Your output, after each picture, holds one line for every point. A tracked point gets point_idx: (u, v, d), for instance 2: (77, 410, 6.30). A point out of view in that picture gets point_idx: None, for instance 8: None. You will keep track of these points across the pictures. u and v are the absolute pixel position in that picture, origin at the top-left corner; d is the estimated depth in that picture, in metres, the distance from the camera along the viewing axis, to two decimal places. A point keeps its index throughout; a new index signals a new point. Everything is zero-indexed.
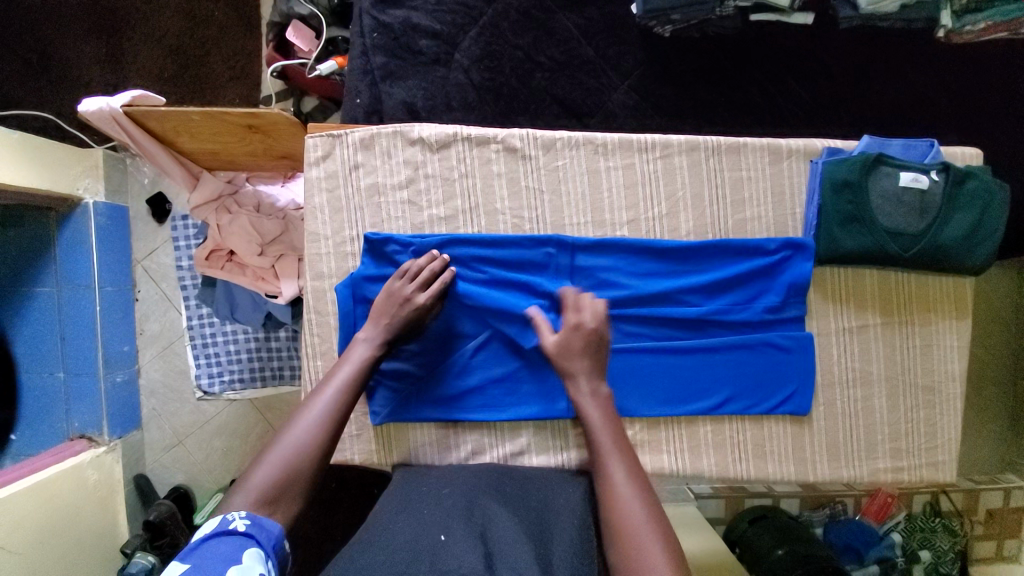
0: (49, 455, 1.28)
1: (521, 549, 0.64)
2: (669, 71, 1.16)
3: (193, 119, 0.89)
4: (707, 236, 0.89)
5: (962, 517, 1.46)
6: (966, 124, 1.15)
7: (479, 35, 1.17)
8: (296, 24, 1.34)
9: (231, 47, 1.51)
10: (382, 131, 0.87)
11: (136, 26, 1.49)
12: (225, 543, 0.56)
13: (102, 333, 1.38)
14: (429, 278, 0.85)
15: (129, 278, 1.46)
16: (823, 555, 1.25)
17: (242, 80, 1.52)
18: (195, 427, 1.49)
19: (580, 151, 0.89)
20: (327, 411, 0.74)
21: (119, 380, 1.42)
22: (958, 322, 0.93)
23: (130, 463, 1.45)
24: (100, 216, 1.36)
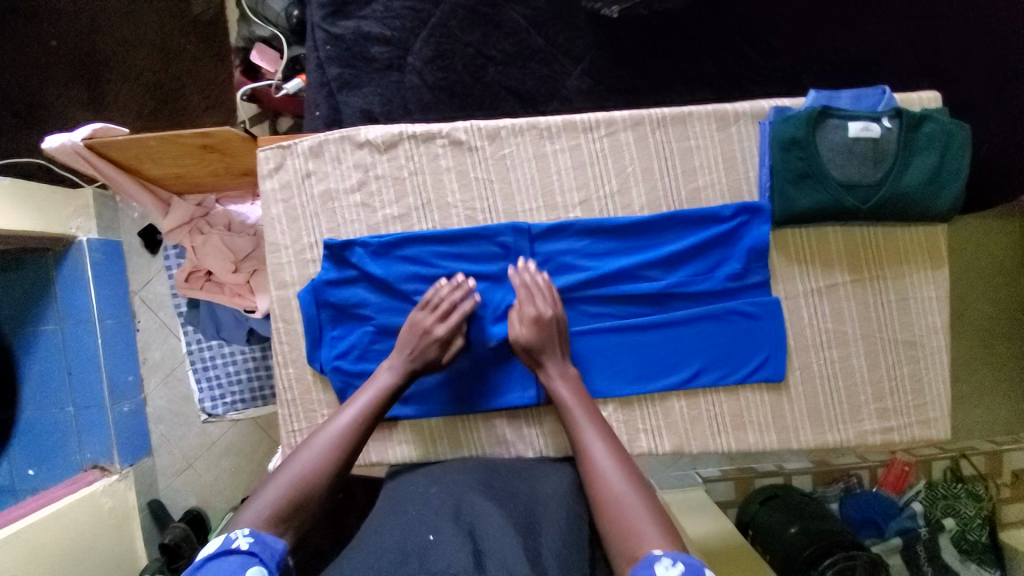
0: (63, 486, 1.32)
1: (509, 543, 0.64)
2: (621, 51, 1.17)
3: (150, 144, 0.92)
4: (661, 210, 0.89)
5: (986, 480, 1.47)
6: (928, 71, 1.13)
7: (430, 36, 1.19)
8: (260, 46, 1.40)
9: (205, 77, 1.57)
10: (329, 137, 0.89)
11: (113, 67, 1.54)
12: (228, 562, 0.57)
13: (106, 365, 1.42)
14: (451, 310, 0.85)
15: (128, 309, 1.51)
16: (838, 530, 1.26)
17: (217, 108, 1.57)
18: (203, 449, 1.53)
19: (525, 137, 0.89)
20: (347, 430, 0.77)
21: (127, 410, 1.47)
22: (935, 271, 0.89)
23: (143, 489, 1.48)
24: (95, 252, 1.42)
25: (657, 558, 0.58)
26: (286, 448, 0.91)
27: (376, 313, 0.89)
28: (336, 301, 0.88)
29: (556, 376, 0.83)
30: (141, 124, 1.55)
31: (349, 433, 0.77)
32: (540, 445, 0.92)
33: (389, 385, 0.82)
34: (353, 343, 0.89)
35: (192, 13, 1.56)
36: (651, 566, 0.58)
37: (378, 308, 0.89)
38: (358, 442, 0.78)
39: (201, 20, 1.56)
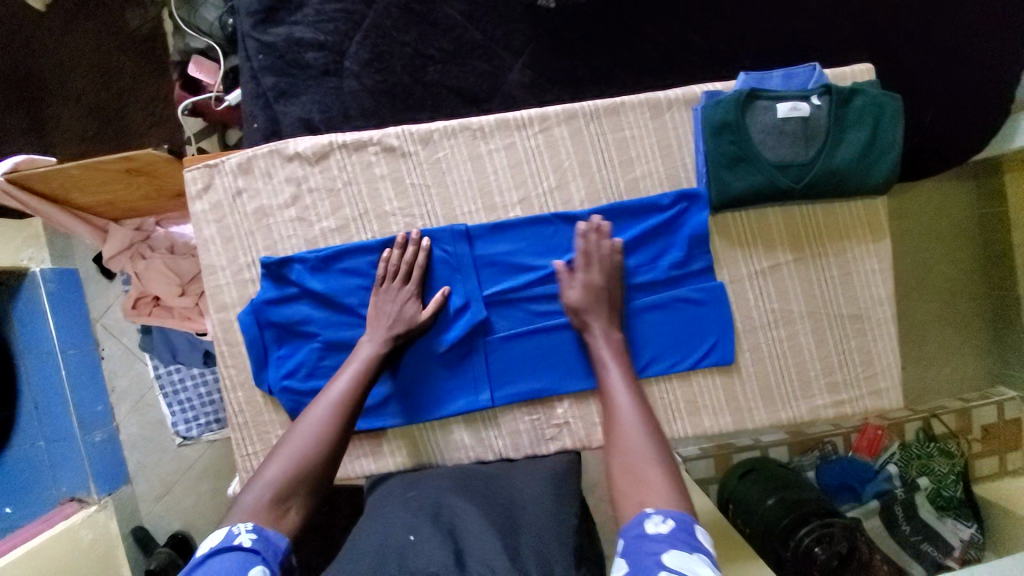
0: (39, 521, 1.28)
1: (489, 541, 0.65)
2: (560, 40, 1.15)
3: (72, 173, 0.89)
4: (601, 202, 0.88)
5: (957, 437, 1.48)
6: (864, 44, 1.13)
7: (365, 38, 1.16)
8: (197, 59, 1.35)
9: (147, 94, 1.52)
10: (257, 153, 0.87)
11: (51, 91, 1.49)
12: (228, 559, 0.58)
13: (71, 396, 1.40)
14: (411, 271, 0.85)
15: (90, 338, 1.47)
16: (814, 499, 1.29)
17: (163, 125, 1.52)
18: (181, 472, 1.50)
19: (458, 139, 0.87)
20: (338, 403, 0.77)
21: (98, 439, 1.44)
22: (876, 244, 0.90)
23: (125, 517, 1.46)
24: (50, 283, 1.38)
25: (647, 515, 0.62)
26: (243, 472, 0.90)
27: (321, 328, 0.87)
28: (279, 320, 0.86)
29: (600, 335, 0.83)
30: (87, 148, 1.50)
31: (340, 407, 0.77)
32: (500, 448, 0.90)
33: (373, 356, 0.82)
34: (301, 361, 0.87)
35: (129, 29, 1.50)
36: (641, 522, 0.62)
37: (322, 323, 0.87)
38: (351, 412, 0.78)
39: (139, 35, 1.51)
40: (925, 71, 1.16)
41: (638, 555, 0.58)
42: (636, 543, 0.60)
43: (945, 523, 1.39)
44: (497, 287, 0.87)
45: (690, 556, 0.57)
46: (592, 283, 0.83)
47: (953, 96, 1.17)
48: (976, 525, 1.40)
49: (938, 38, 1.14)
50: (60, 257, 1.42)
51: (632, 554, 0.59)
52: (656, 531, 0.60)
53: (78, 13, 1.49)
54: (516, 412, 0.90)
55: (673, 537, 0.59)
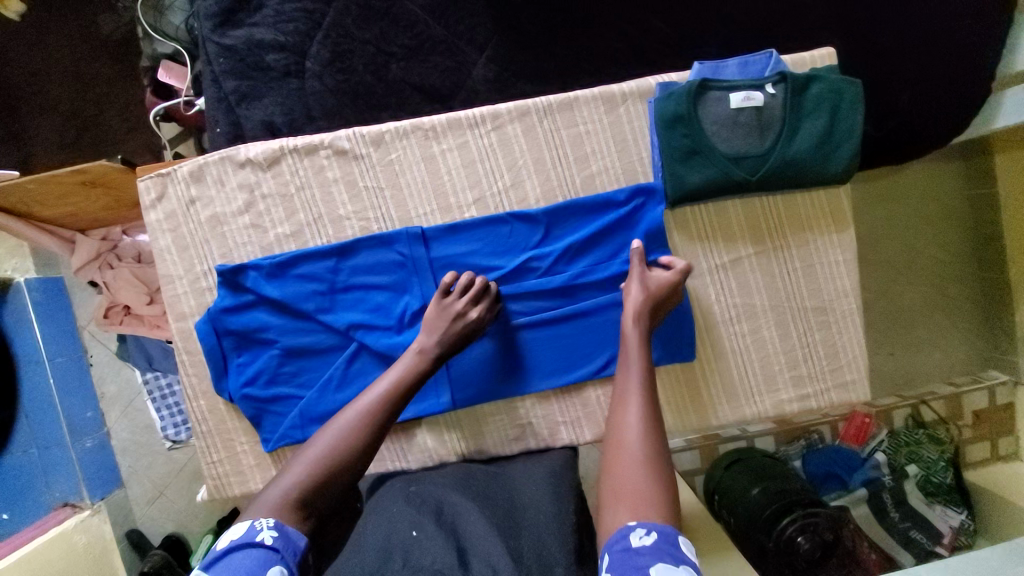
0: (31, 528, 1.26)
1: (493, 543, 0.63)
2: (523, 33, 1.11)
3: (29, 187, 0.90)
4: (556, 200, 0.87)
5: (947, 423, 1.46)
6: (836, 27, 1.10)
7: (327, 37, 1.11)
8: (167, 64, 1.30)
9: (124, 98, 1.45)
10: (208, 160, 0.86)
11: (26, 99, 1.44)
12: (249, 556, 0.56)
13: (61, 404, 1.37)
14: (471, 288, 0.83)
15: (77, 345, 1.46)
16: (798, 489, 1.24)
17: (139, 130, 1.45)
18: (172, 476, 1.50)
19: (410, 140, 0.86)
20: (372, 412, 0.73)
21: (89, 446, 1.42)
22: (839, 235, 0.88)
23: (119, 521, 1.43)
24: (35, 292, 1.36)
25: (631, 527, 0.56)
26: (210, 479, 0.90)
27: (279, 335, 0.87)
28: (236, 328, 0.86)
29: (631, 330, 0.77)
30: (65, 157, 1.45)
31: (372, 416, 0.73)
32: (463, 448, 0.90)
33: (416, 366, 0.78)
34: (260, 369, 0.87)
35: (103, 33, 1.44)
36: (624, 537, 0.56)
37: (281, 330, 0.87)
38: (385, 423, 0.73)
39: (112, 40, 1.44)
40: (902, 50, 1.11)
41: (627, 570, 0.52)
42: (622, 558, 0.54)
43: (934, 510, 1.36)
44: None
45: (677, 569, 0.52)
46: (654, 288, 0.80)
47: (933, 76, 1.11)
48: (966, 511, 1.38)
49: (914, 17, 1.10)
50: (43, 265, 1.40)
51: (619, 569, 0.53)
52: (641, 544, 0.54)
53: (50, 18, 1.43)
54: (479, 413, 0.90)
55: (658, 550, 0.54)
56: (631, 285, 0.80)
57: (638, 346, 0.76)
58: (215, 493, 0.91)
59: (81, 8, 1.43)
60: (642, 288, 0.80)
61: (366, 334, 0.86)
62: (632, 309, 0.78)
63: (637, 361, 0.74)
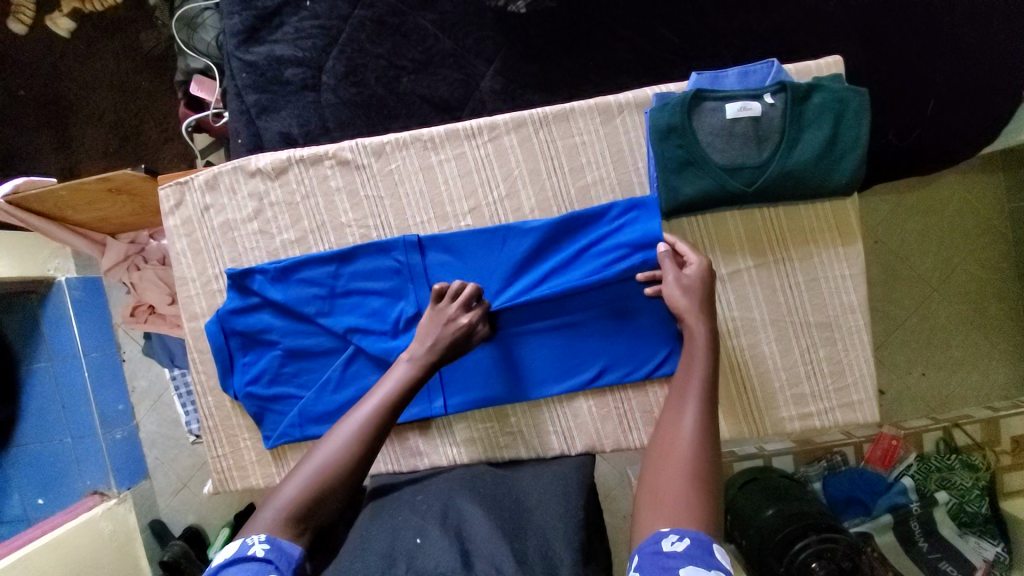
0: (63, 514, 1.34)
1: (497, 545, 0.64)
2: (529, 46, 1.09)
3: (61, 194, 0.99)
4: (551, 210, 0.88)
5: (983, 449, 1.35)
6: (860, 33, 1.04)
7: (342, 53, 1.12)
8: (198, 78, 1.35)
9: (161, 111, 1.54)
10: (222, 170, 0.91)
11: (75, 111, 1.55)
12: (242, 572, 0.55)
13: (94, 395, 1.44)
14: (468, 296, 0.81)
15: (112, 340, 1.52)
16: (815, 514, 1.16)
17: (175, 140, 1.54)
18: (195, 469, 1.54)
19: (410, 150, 0.89)
20: (365, 426, 0.70)
21: (119, 436, 1.48)
22: (845, 248, 0.85)
23: (143, 510, 1.49)
24: (75, 290, 1.43)
25: (664, 533, 0.54)
26: (215, 473, 0.94)
27: (281, 336, 0.90)
28: (242, 329, 0.90)
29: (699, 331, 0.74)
30: (108, 164, 1.55)
31: (372, 426, 0.71)
32: (455, 454, 0.91)
33: (410, 375, 0.75)
34: (263, 369, 0.91)
35: (144, 49, 1.53)
36: (657, 543, 0.54)
37: (283, 331, 0.90)
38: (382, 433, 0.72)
39: (153, 56, 1.53)
40: (929, 56, 1.05)
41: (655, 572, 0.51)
42: (651, 560, 0.52)
43: (966, 541, 1.25)
44: None
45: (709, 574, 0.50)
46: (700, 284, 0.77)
47: (962, 84, 1.05)
48: (1004, 544, 1.27)
49: (943, 21, 1.04)
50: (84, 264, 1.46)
51: (646, 568, 0.52)
52: (672, 550, 0.52)
53: (99, 36, 1.54)
54: (469, 419, 0.91)
55: (690, 556, 0.52)
56: (671, 281, 0.78)
57: (704, 347, 0.73)
58: (219, 487, 0.95)
59: (127, 26, 1.53)
60: (688, 292, 0.77)
61: (363, 337, 0.88)
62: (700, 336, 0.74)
63: (702, 367, 0.71)
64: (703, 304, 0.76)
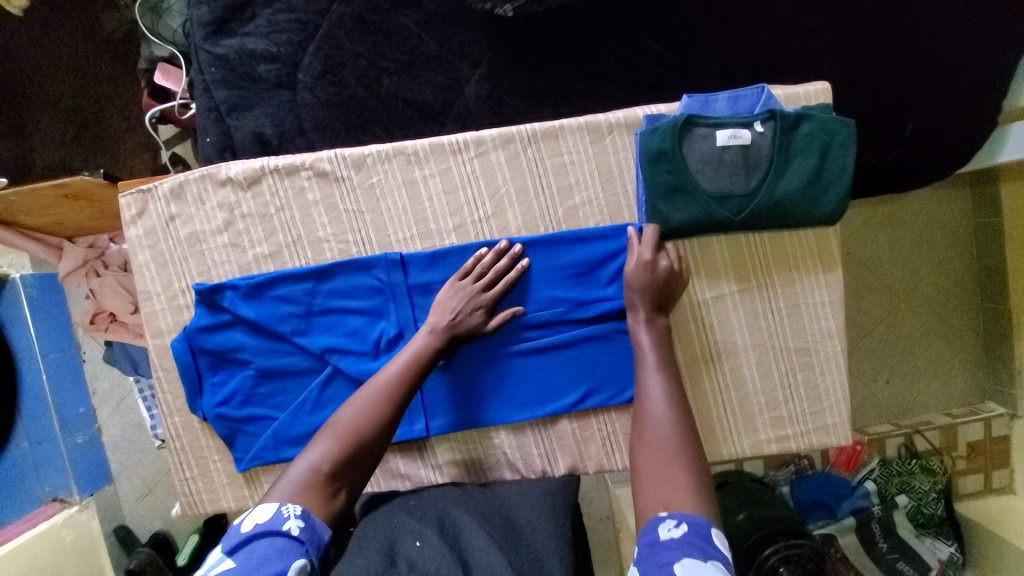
0: (20, 524, 1.25)
1: (495, 556, 0.63)
2: (516, 51, 1.06)
3: (13, 199, 0.92)
4: (538, 230, 0.86)
5: (941, 454, 1.42)
6: (846, 53, 1.05)
7: (319, 49, 1.07)
8: (164, 66, 1.26)
9: (123, 98, 1.44)
10: (188, 177, 0.85)
11: (30, 98, 1.44)
12: (273, 544, 0.56)
13: (54, 400, 1.36)
14: (484, 270, 0.83)
15: (72, 341, 1.44)
16: (783, 518, 1.18)
17: (139, 129, 1.44)
18: (161, 475, 1.48)
19: (392, 164, 0.85)
20: (390, 387, 0.74)
21: (80, 441, 1.41)
22: (827, 275, 0.86)
23: (107, 517, 1.43)
24: (30, 289, 1.33)
25: (661, 518, 0.57)
26: (182, 496, 0.90)
27: (254, 355, 0.86)
28: (212, 347, 0.86)
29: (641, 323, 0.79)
30: (65, 154, 1.44)
31: (392, 392, 0.74)
32: (436, 474, 0.90)
33: (429, 345, 0.78)
34: (235, 389, 0.87)
35: (105, 32, 1.43)
36: (654, 529, 0.56)
37: (255, 350, 0.86)
38: (403, 401, 0.75)
39: (114, 39, 1.43)
40: (911, 82, 1.06)
41: (651, 565, 0.52)
42: (649, 551, 0.54)
43: (923, 542, 1.32)
44: None
45: (704, 565, 0.51)
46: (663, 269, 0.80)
47: (938, 109, 1.07)
48: (956, 543, 1.35)
49: (926, 45, 1.05)
50: (41, 262, 1.37)
51: (645, 562, 0.53)
52: (669, 537, 0.54)
53: (55, 16, 1.43)
54: (452, 440, 0.89)
55: (687, 541, 0.54)
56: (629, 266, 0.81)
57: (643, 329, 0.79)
58: (187, 509, 0.91)
59: (85, 6, 1.43)
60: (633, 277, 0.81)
61: (342, 357, 0.85)
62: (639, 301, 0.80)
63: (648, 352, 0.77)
64: (650, 294, 0.80)
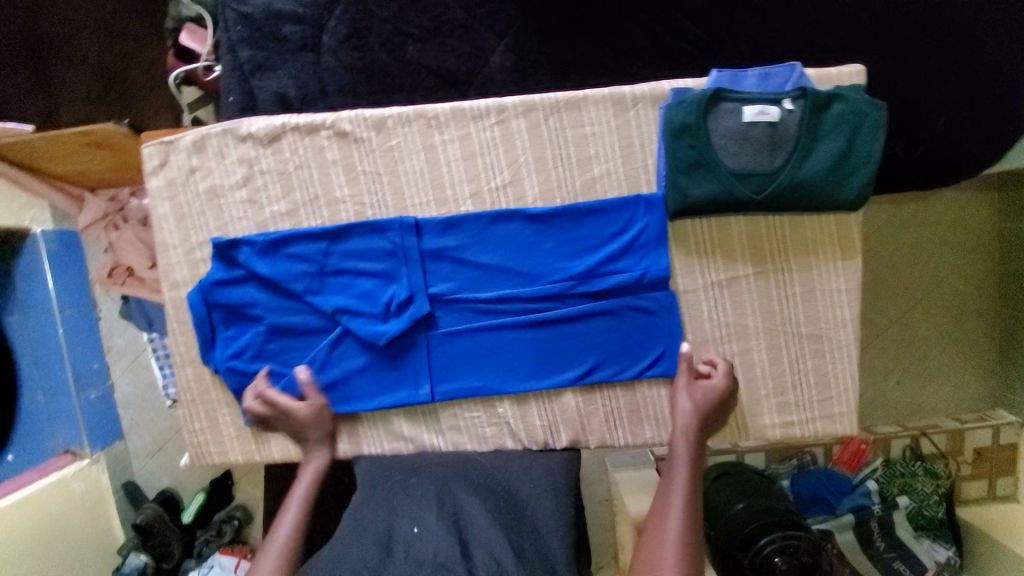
0: (33, 472, 1.29)
1: (496, 536, 0.66)
2: (543, 22, 1.04)
3: (39, 144, 0.94)
4: (554, 201, 0.85)
5: (945, 458, 1.41)
6: (883, 38, 1.01)
7: (345, 13, 1.06)
8: (190, 27, 1.27)
9: (149, 58, 1.44)
10: (210, 132, 0.86)
11: (56, 52, 1.43)
12: None
13: (69, 354, 1.39)
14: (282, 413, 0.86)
15: (89, 298, 1.45)
16: (782, 510, 1.18)
17: (164, 89, 1.45)
18: (173, 433, 1.50)
19: (412, 127, 0.85)
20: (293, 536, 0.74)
21: (93, 397, 1.43)
22: (846, 263, 0.84)
23: (117, 472, 1.46)
24: (50, 243, 1.35)
25: None
26: (192, 446, 0.93)
27: (266, 312, 0.87)
28: (226, 302, 0.87)
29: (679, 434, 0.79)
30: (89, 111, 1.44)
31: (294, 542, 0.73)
32: (438, 440, 0.91)
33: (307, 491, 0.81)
34: (246, 344, 0.88)
35: None
36: None
37: (268, 307, 0.87)
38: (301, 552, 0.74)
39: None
40: (948, 72, 1.03)
41: None
42: None
43: (921, 544, 1.32)
44: (444, 287, 0.86)
45: None
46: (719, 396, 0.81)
47: (975, 100, 1.03)
48: (954, 547, 1.34)
49: (967, 32, 1.01)
50: (60, 215, 1.38)
51: None
52: None
53: None
54: (455, 408, 0.90)
55: None
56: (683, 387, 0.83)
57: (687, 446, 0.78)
58: (196, 460, 0.93)
59: None
60: (693, 396, 0.82)
61: (352, 319, 0.86)
62: (684, 424, 0.80)
63: (684, 476, 0.75)
64: (705, 418, 0.80)
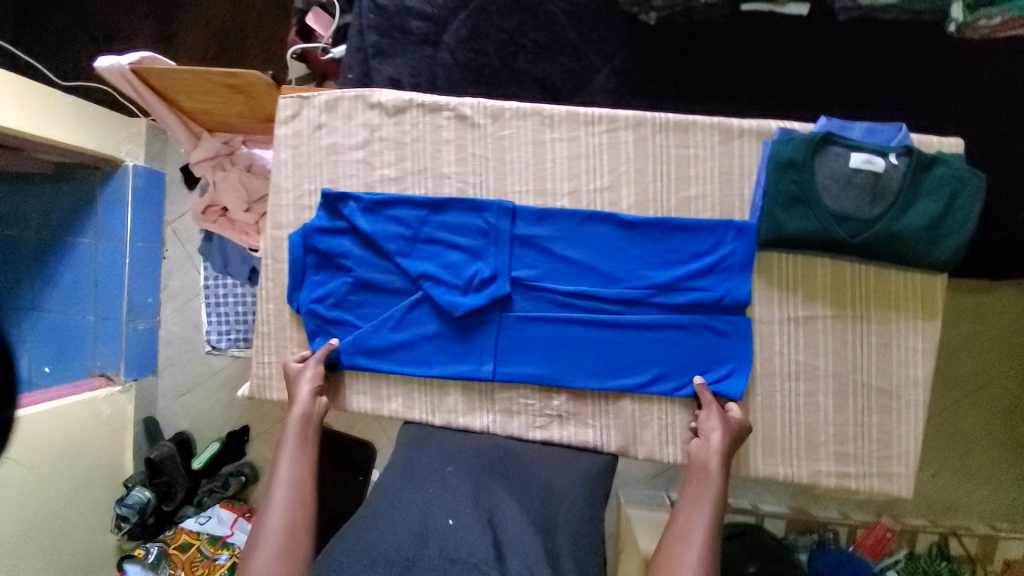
0: (69, 386, 1.34)
1: (531, 542, 0.73)
2: (650, 54, 1.10)
3: (185, 77, 1.03)
4: (647, 212, 0.89)
5: (973, 563, 1.35)
6: (979, 124, 1.04)
7: (469, 17, 1.13)
8: (319, 11, 1.35)
9: (267, 31, 1.49)
10: (345, 94, 0.93)
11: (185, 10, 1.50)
12: None
13: (129, 284, 1.44)
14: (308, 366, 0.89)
15: (158, 237, 1.52)
16: None
17: (274, 62, 1.48)
18: (205, 378, 1.52)
19: (526, 122, 0.91)
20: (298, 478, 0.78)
21: (140, 328, 1.48)
22: (924, 323, 0.85)
23: (142, 406, 1.49)
24: (138, 178, 1.44)
25: None
26: (255, 378, 0.97)
27: (356, 265, 0.92)
28: (323, 248, 0.92)
29: (710, 450, 0.80)
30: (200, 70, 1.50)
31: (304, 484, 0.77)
32: (487, 421, 0.92)
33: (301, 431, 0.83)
34: (331, 290, 0.92)
35: None
36: None
37: (359, 261, 0.92)
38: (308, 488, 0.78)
39: None
40: None
41: None
42: None
43: None
44: (527, 273, 0.90)
45: None
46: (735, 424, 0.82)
47: None
48: None
49: None
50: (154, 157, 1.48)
51: None
52: None
53: None
54: (513, 392, 0.92)
55: None
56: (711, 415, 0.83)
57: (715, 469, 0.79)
58: (255, 392, 0.97)
59: None
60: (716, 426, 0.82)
61: (434, 285, 0.90)
62: (715, 448, 0.80)
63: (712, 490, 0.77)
64: (726, 443, 0.81)
